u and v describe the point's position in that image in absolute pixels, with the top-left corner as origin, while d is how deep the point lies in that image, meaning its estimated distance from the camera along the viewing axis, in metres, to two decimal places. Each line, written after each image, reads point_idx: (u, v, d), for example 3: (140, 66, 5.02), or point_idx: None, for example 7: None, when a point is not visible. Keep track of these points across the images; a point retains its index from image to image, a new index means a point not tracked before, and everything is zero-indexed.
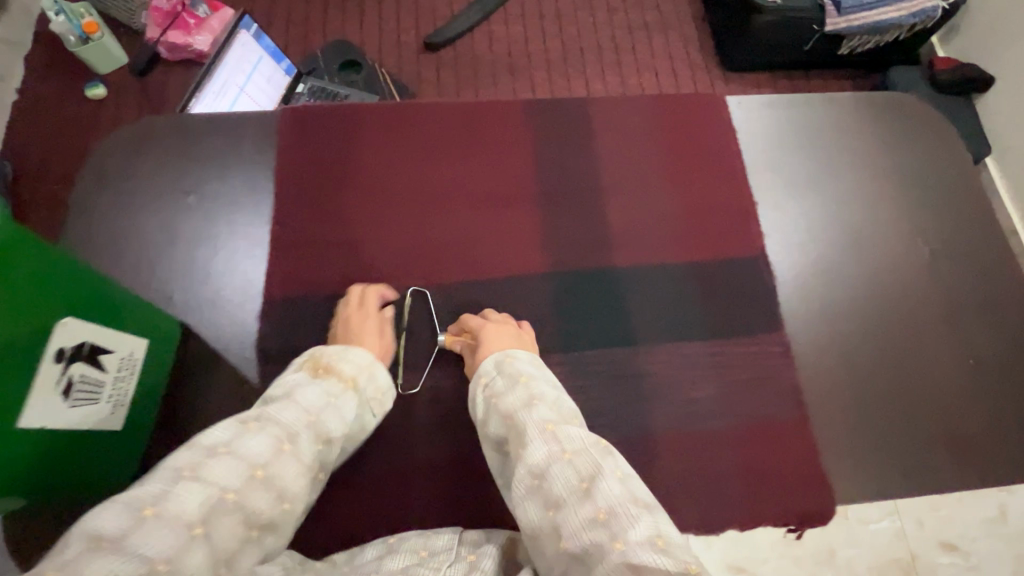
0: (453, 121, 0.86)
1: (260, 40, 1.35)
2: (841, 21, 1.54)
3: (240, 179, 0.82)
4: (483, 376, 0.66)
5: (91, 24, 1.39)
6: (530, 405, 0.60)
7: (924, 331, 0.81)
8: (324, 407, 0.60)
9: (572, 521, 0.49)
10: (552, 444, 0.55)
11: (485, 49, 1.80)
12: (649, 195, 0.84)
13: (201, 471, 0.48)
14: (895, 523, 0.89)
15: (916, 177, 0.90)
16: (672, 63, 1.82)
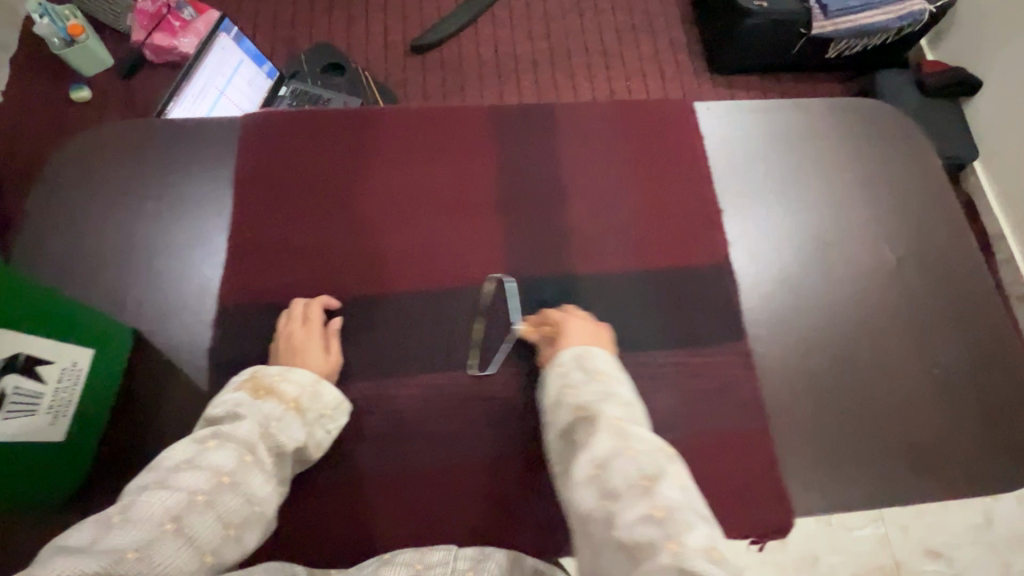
0: (416, 129, 0.86)
1: (240, 44, 1.35)
2: (829, 24, 1.57)
3: (197, 184, 0.82)
4: (559, 366, 0.65)
5: (76, 27, 1.43)
6: (605, 401, 0.59)
7: (886, 340, 0.80)
8: (277, 422, 0.61)
9: (627, 513, 0.47)
10: (618, 440, 0.53)
11: (472, 52, 1.80)
12: (610, 204, 0.85)
13: (167, 481, 0.50)
14: (878, 532, 1.20)
15: (884, 185, 0.90)
16: (661, 66, 1.81)
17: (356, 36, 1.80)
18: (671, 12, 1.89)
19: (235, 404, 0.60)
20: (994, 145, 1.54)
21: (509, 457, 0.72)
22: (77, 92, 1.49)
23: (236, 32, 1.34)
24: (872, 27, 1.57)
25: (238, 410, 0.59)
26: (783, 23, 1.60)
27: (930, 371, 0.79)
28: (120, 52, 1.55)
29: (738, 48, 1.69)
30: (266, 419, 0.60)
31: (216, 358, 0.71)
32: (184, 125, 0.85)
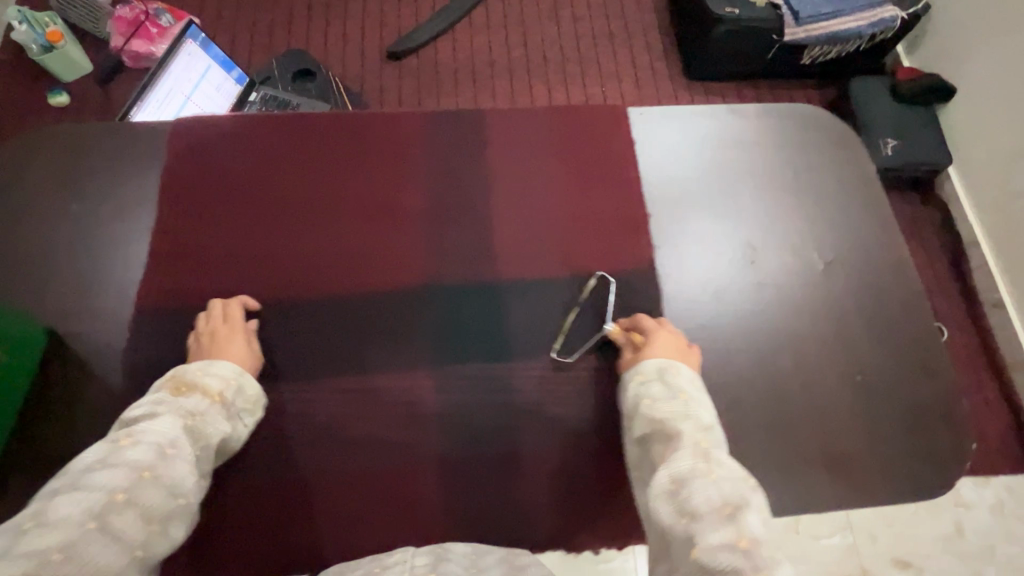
0: (345, 135, 0.87)
1: (208, 49, 1.34)
2: (801, 31, 1.57)
3: (125, 187, 0.83)
4: (640, 377, 0.66)
5: (55, 33, 1.46)
6: (684, 420, 0.59)
7: (811, 346, 0.80)
8: (196, 417, 0.60)
9: (707, 534, 0.46)
10: (700, 461, 0.53)
11: (447, 58, 1.80)
12: (536, 209, 0.85)
13: (80, 483, 0.49)
14: (846, 540, 1.20)
15: (819, 191, 0.90)
16: (636, 72, 1.80)
17: (327, 41, 1.80)
18: (646, 18, 1.88)
19: (155, 402, 0.60)
20: (970, 151, 1.50)
21: (418, 460, 0.72)
22: (54, 97, 1.52)
23: (203, 38, 1.32)
24: (845, 33, 1.57)
25: (156, 408, 0.58)
26: (755, 31, 1.59)
27: (852, 376, 0.78)
28: (98, 58, 1.59)
29: (709, 55, 1.68)
30: (188, 413, 0.60)
31: (132, 359, 0.73)
32: (119, 128, 0.87)
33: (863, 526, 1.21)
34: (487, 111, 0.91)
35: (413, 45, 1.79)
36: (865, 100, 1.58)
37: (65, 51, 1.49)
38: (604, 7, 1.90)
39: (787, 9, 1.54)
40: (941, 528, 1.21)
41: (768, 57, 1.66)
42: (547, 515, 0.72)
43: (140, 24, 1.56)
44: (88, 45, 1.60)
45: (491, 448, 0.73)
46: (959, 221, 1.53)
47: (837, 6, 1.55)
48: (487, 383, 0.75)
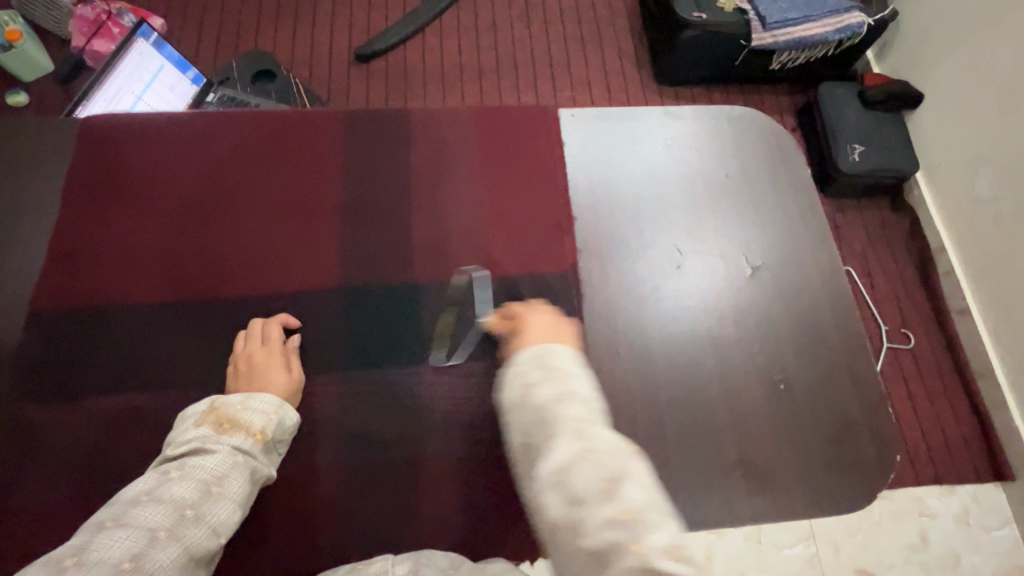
0: (260, 132, 0.86)
1: (162, 48, 1.24)
2: (768, 36, 1.54)
3: (34, 188, 0.81)
4: (515, 368, 0.57)
5: (14, 32, 1.43)
6: (565, 402, 0.53)
7: (732, 353, 0.78)
8: (236, 459, 0.60)
9: (592, 519, 0.46)
10: (581, 442, 0.50)
11: (418, 60, 1.72)
12: (456, 209, 0.83)
13: (124, 520, 0.51)
14: (808, 548, 1.17)
15: (749, 195, 0.88)
16: (607, 77, 1.74)
17: (286, 37, 1.71)
18: (619, 21, 1.83)
19: (198, 440, 0.60)
20: (936, 158, 1.49)
21: (310, 463, 0.68)
22: (12, 96, 1.49)
23: (157, 38, 1.23)
24: (810, 39, 1.54)
25: (206, 443, 0.60)
26: (723, 37, 1.56)
27: (773, 382, 0.77)
28: (56, 57, 1.56)
29: (678, 60, 1.63)
30: (230, 453, 0.60)
31: (26, 362, 0.71)
32: (32, 127, 0.85)
33: (825, 536, 1.18)
34: (412, 110, 0.90)
35: (386, 45, 1.70)
36: (834, 106, 1.53)
37: (23, 50, 1.46)
38: (577, 10, 1.84)
39: (753, 14, 1.52)
40: (904, 538, 1.19)
41: (739, 63, 1.62)
42: (452, 532, 0.67)
43: (101, 23, 1.54)
44: (46, 43, 1.57)
45: (393, 456, 0.70)
46: (926, 227, 1.50)
47: (803, 12, 1.53)
48: (397, 390, 0.73)
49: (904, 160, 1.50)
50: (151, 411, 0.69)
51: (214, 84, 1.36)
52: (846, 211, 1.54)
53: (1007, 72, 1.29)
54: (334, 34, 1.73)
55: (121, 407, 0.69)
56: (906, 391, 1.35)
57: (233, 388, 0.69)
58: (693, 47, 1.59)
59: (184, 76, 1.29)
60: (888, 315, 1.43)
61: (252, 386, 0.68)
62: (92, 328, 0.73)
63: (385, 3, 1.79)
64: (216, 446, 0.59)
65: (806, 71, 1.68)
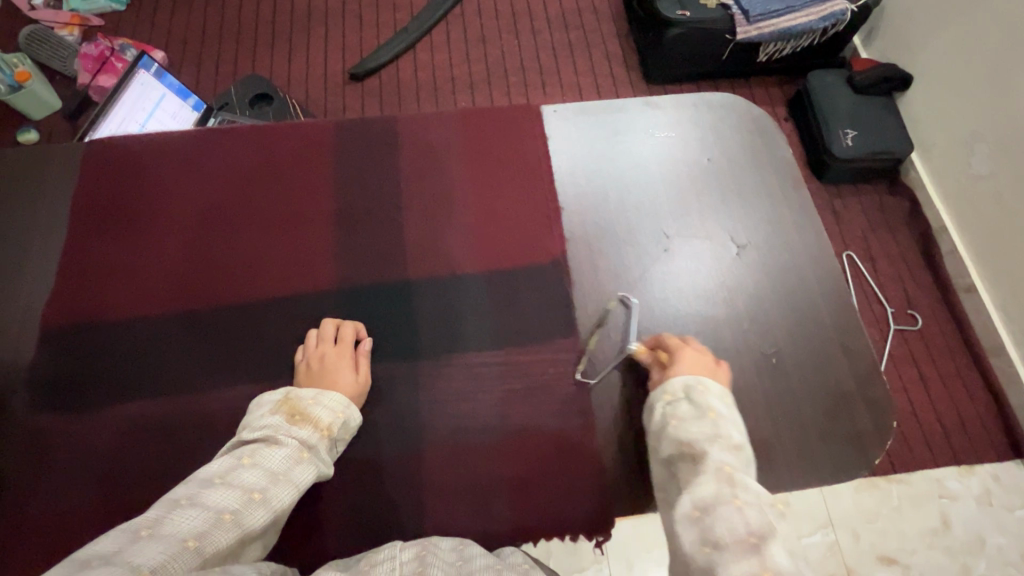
0: (258, 146, 0.89)
1: (163, 78, 1.30)
2: (752, 29, 1.56)
3: (45, 208, 0.85)
4: (667, 395, 0.66)
5: (22, 73, 1.52)
6: (713, 440, 0.59)
7: (723, 333, 0.79)
8: (301, 452, 0.63)
9: (730, 565, 0.48)
10: (724, 487, 0.54)
11: (410, 76, 1.76)
12: (443, 207, 0.85)
13: (198, 499, 0.53)
14: (828, 538, 1.15)
15: (731, 179, 0.89)
16: (596, 80, 1.78)
17: (283, 62, 1.77)
18: (604, 25, 1.87)
19: (271, 427, 0.63)
20: (930, 136, 1.49)
21: None
22: (23, 135, 1.56)
23: (158, 68, 1.29)
24: (795, 29, 1.56)
25: (277, 435, 0.62)
26: (708, 33, 1.58)
27: (768, 360, 0.77)
28: (65, 96, 1.63)
29: (665, 57, 1.66)
30: (297, 447, 0.62)
31: (40, 374, 0.74)
32: (41, 153, 0.89)
33: (846, 525, 1.17)
34: (398, 116, 0.93)
35: (379, 63, 1.75)
36: (821, 95, 1.54)
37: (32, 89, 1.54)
38: (562, 18, 1.88)
39: (736, 9, 1.54)
40: (927, 522, 1.17)
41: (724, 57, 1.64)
42: (454, 519, 0.68)
43: (104, 60, 1.62)
44: (56, 82, 1.64)
45: (393, 447, 0.71)
46: (925, 207, 1.50)
47: (786, 3, 1.55)
48: (398, 385, 0.75)
49: (897, 141, 1.50)
50: (174, 425, 0.71)
51: (215, 110, 1.40)
52: (843, 196, 1.55)
53: (992, 46, 1.30)
54: (328, 56, 1.78)
55: (149, 419, 0.72)
56: (917, 373, 1.34)
57: (305, 383, 0.71)
58: (678, 44, 1.61)
59: (186, 103, 1.33)
60: (893, 297, 1.43)
61: (324, 382, 0.70)
62: (105, 339, 0.76)
63: (375, 23, 1.85)
64: (288, 436, 0.62)
65: (793, 61, 1.70)
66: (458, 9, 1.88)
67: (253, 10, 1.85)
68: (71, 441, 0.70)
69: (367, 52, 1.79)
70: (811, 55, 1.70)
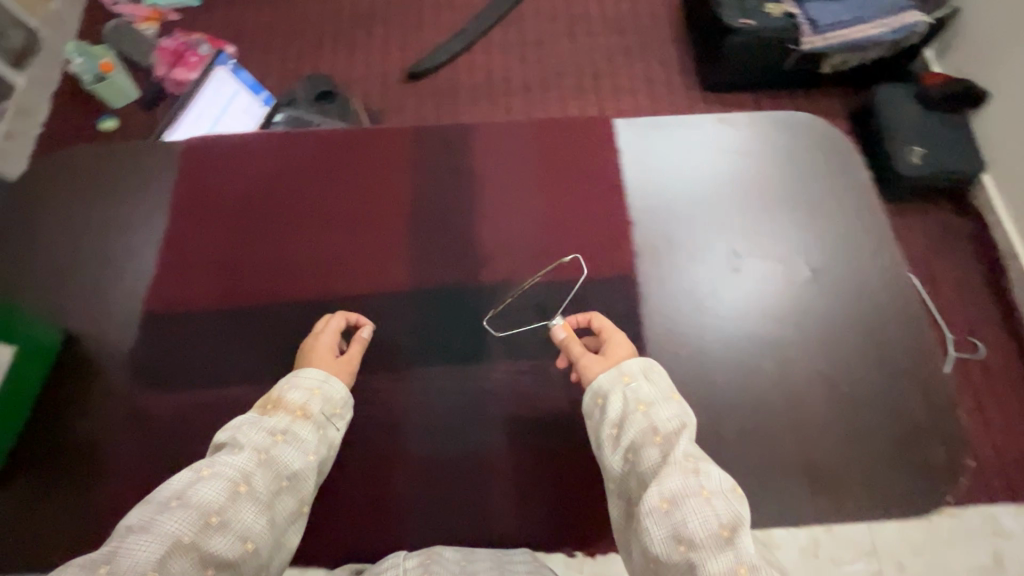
0: (340, 150, 0.93)
1: (237, 75, 1.45)
2: (818, 39, 1.52)
3: (146, 201, 0.91)
4: (626, 377, 0.66)
5: (106, 65, 1.63)
6: (678, 434, 0.60)
7: (790, 358, 0.79)
8: (270, 449, 0.63)
9: (709, 565, 0.51)
10: (691, 478, 0.56)
11: (468, 78, 1.79)
12: (516, 217, 0.88)
13: (152, 525, 0.53)
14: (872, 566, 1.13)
15: (805, 200, 0.89)
16: (650, 86, 1.77)
17: (346, 61, 1.83)
18: (662, 31, 1.85)
19: (235, 431, 0.63)
20: (1005, 157, 1.42)
21: (394, 455, 0.75)
22: (104, 123, 1.67)
23: (233, 65, 1.44)
24: (864, 42, 1.51)
25: (240, 436, 0.62)
26: (771, 42, 1.55)
27: (836, 387, 0.77)
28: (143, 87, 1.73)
29: (723, 66, 1.64)
30: (261, 448, 0.62)
31: (144, 358, 0.80)
32: (142, 147, 0.95)
33: (890, 552, 1.13)
34: (473, 123, 0.95)
35: (435, 64, 1.79)
36: (884, 111, 1.50)
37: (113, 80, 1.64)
38: (621, 23, 1.87)
39: (803, 18, 1.51)
40: (975, 559, 1.12)
41: (786, 68, 1.61)
42: (520, 521, 0.73)
43: (180, 54, 1.71)
44: (136, 74, 1.75)
45: (464, 448, 0.75)
46: (996, 232, 1.44)
47: (855, 14, 1.51)
48: (468, 388, 0.78)
49: (969, 160, 1.44)
50: None
51: (282, 106, 1.48)
52: (905, 217, 1.51)
53: None
54: (390, 56, 1.83)
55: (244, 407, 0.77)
56: (974, 402, 1.28)
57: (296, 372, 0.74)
58: (738, 53, 1.59)
59: (256, 98, 1.46)
60: (952, 323, 1.38)
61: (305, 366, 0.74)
62: (202, 329, 0.81)
63: (434, 23, 1.88)
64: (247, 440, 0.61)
65: (859, 73, 1.65)
66: (518, 13, 1.90)
67: (320, 9, 1.91)
68: (165, 427, 0.76)
69: (428, 52, 1.82)
70: (878, 67, 1.65)
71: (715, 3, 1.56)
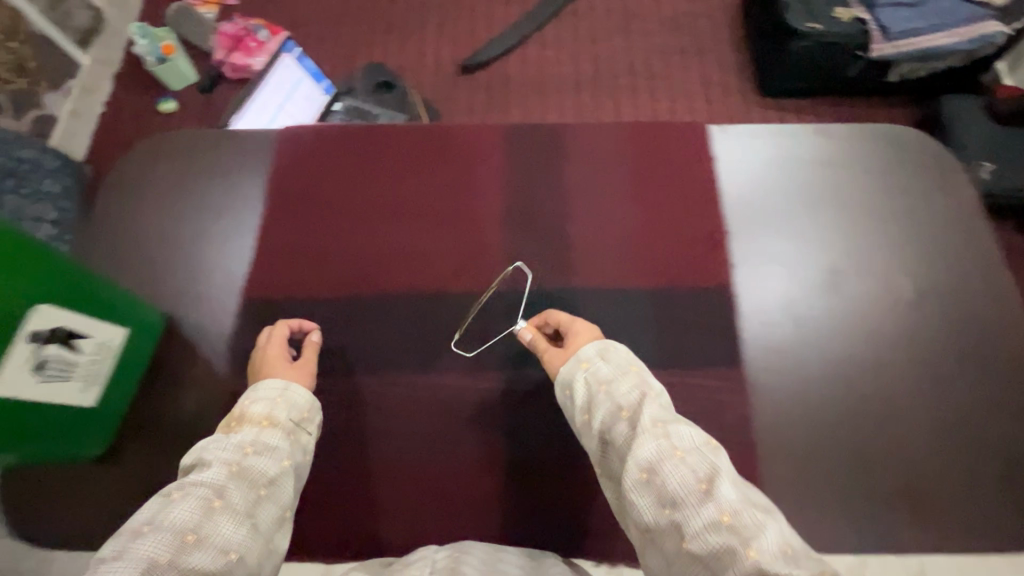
0: (432, 145, 0.93)
1: (302, 62, 1.45)
2: (887, 47, 1.47)
3: (240, 188, 0.92)
4: (584, 362, 0.65)
5: (168, 47, 1.64)
6: (643, 403, 0.59)
7: (889, 380, 0.77)
8: (243, 458, 0.58)
9: (693, 522, 0.49)
10: (662, 441, 0.54)
11: (527, 74, 1.78)
12: (611, 222, 0.87)
13: (124, 553, 0.48)
14: None
15: (908, 217, 0.87)
16: (710, 89, 1.74)
17: (404, 52, 1.83)
18: (725, 33, 1.81)
19: (202, 450, 0.59)
20: None
21: (502, 456, 0.75)
22: (163, 104, 1.68)
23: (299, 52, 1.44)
24: (936, 51, 1.46)
25: (207, 454, 0.58)
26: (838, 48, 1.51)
27: (936, 411, 0.76)
28: (202, 70, 1.74)
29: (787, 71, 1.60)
30: (232, 459, 0.58)
31: (243, 347, 0.81)
32: (235, 135, 0.95)
33: None
34: (565, 124, 0.94)
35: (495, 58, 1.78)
36: (952, 125, 1.45)
37: (175, 62, 1.65)
38: (683, 23, 1.84)
39: (873, 25, 1.46)
40: None
41: (851, 74, 1.56)
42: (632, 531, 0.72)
43: (240, 38, 1.71)
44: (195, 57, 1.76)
45: (570, 454, 0.75)
46: None
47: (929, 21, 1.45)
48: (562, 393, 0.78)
49: None
50: (371, 411, 0.77)
51: (341, 94, 1.48)
52: None
53: None
54: (449, 49, 1.83)
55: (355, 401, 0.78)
56: None
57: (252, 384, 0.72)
58: (805, 56, 1.55)
59: (318, 86, 1.48)
60: None
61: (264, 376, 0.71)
62: (302, 320, 0.82)
63: (488, 16, 1.87)
64: (215, 454, 0.57)
65: (930, 83, 1.60)
66: (579, 9, 1.87)
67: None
68: None
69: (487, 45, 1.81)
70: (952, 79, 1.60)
71: (782, 6, 1.52)
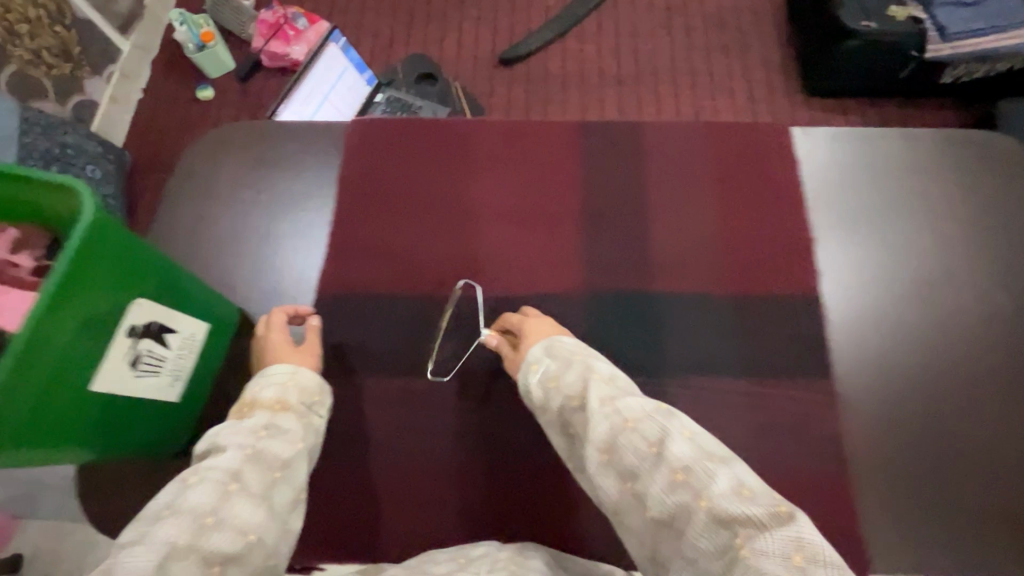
0: (506, 140, 0.91)
1: (346, 52, 1.42)
2: (944, 48, 1.36)
3: (313, 186, 0.92)
4: (532, 366, 0.62)
5: (207, 34, 1.61)
6: (589, 384, 0.56)
7: (983, 396, 0.75)
8: (259, 443, 0.55)
9: (651, 487, 0.46)
10: (611, 416, 0.51)
11: (572, 68, 1.75)
12: (691, 225, 0.84)
13: (144, 537, 0.44)
14: None
15: (1001, 227, 0.84)
16: (760, 88, 1.69)
17: (445, 43, 1.80)
18: (775, 29, 1.76)
19: (214, 439, 0.55)
20: None
21: None
22: (201, 91, 1.66)
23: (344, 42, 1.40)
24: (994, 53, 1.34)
25: (222, 439, 0.54)
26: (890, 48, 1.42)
27: None
28: (240, 58, 1.71)
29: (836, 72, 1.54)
30: (245, 444, 0.54)
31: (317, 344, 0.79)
32: (305, 132, 0.95)
33: None
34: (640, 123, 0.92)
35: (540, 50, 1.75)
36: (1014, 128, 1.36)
37: (214, 50, 1.63)
38: (732, 18, 1.79)
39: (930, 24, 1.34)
40: None
41: (902, 75, 1.49)
42: None
43: (279, 26, 1.68)
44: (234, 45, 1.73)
45: None
46: None
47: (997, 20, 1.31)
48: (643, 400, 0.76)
49: None
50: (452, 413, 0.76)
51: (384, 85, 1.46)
52: None
53: None
54: (492, 41, 1.79)
55: (438, 403, 0.76)
56: None
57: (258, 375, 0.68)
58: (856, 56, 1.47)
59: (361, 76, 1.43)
60: None
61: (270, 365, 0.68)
62: (377, 318, 0.81)
63: (531, 8, 1.84)
64: (230, 439, 0.53)
65: (990, 86, 1.53)
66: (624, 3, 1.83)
67: None
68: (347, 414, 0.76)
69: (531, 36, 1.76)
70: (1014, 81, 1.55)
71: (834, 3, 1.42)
